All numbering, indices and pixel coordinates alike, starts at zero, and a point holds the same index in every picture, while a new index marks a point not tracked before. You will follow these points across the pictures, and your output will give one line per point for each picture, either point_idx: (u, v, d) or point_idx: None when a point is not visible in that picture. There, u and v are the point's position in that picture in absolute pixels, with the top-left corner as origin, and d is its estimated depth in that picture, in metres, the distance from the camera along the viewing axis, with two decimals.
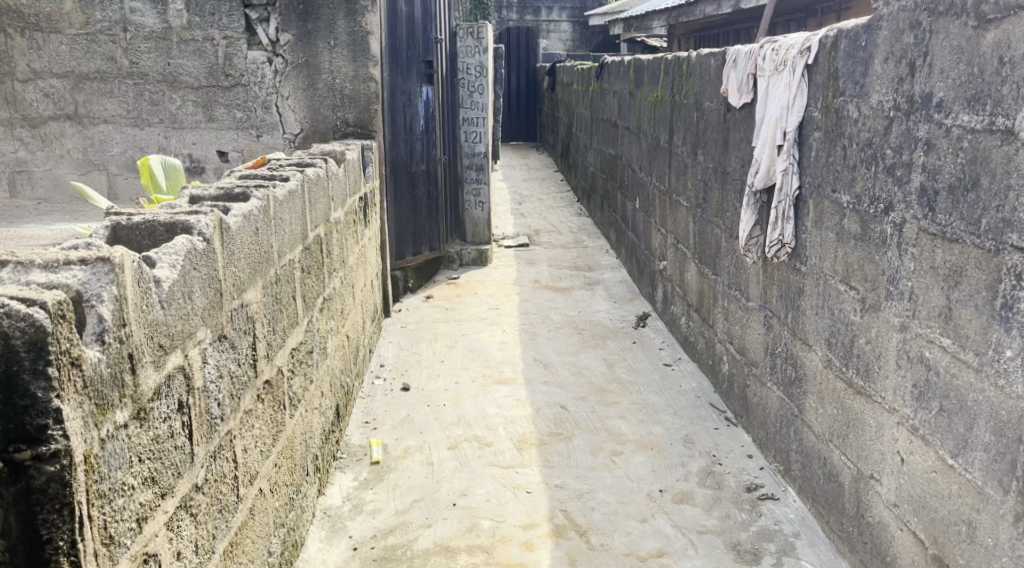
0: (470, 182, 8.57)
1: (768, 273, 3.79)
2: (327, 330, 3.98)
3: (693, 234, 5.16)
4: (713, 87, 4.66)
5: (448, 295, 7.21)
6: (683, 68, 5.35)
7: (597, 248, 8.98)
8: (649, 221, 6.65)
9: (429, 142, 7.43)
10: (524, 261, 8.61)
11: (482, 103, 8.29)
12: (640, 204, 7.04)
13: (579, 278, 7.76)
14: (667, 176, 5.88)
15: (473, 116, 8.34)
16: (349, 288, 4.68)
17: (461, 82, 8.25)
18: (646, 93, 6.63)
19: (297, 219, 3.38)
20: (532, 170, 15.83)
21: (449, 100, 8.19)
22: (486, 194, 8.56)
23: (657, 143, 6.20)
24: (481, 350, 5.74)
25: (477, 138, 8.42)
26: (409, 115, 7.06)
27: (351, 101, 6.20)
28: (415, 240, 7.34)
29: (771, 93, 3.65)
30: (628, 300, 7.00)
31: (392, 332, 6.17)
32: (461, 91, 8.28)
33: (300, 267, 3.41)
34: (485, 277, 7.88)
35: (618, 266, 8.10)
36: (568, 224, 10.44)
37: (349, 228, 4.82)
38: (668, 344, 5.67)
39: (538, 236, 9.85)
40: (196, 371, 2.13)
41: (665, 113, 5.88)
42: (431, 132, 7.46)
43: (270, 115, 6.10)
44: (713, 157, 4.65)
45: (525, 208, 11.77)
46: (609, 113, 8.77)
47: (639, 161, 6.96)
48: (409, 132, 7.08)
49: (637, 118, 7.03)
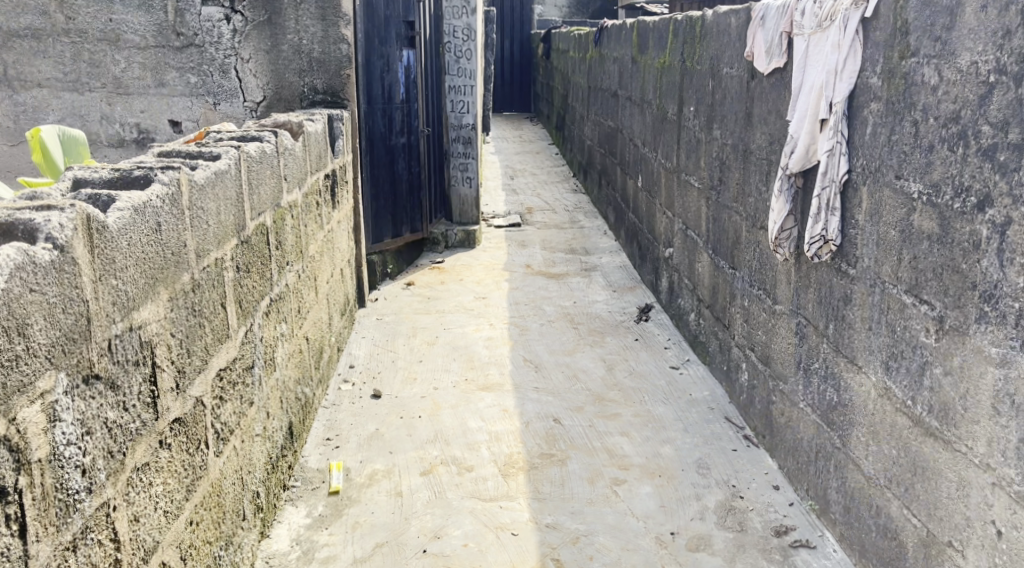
0: (458, 156, 7.91)
1: (803, 274, 3.16)
2: (276, 336, 3.36)
3: (705, 220, 4.54)
4: (733, 50, 4.02)
5: (431, 281, 6.59)
6: (696, 29, 4.70)
7: (595, 228, 8.34)
8: (653, 203, 6.02)
9: (410, 113, 6.77)
10: (516, 243, 7.97)
11: (470, 69, 7.64)
12: (643, 184, 6.40)
13: (575, 263, 7.13)
14: (674, 154, 5.25)
15: (460, 84, 7.69)
16: (308, 283, 4.06)
17: (447, 46, 7.58)
18: (651, 60, 5.97)
19: (230, 207, 2.75)
20: (526, 142, 15.15)
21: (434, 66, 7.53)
22: (475, 169, 7.91)
23: (663, 116, 5.56)
24: (464, 347, 5.13)
25: (465, 108, 7.77)
26: (387, 81, 6.41)
27: (320, 65, 5.58)
28: (395, 221, 6.70)
29: (810, 56, 3.02)
30: (629, 288, 6.38)
31: (366, 325, 5.55)
32: (447, 56, 7.61)
33: (234, 267, 2.78)
34: (472, 261, 7.25)
35: (618, 250, 7.46)
36: (563, 202, 9.80)
37: (310, 212, 4.20)
38: (674, 342, 5.06)
39: (530, 215, 9.22)
40: (34, 439, 1.50)
41: (673, 83, 5.24)
42: (413, 101, 6.81)
43: (229, 80, 5.47)
44: (732, 132, 4.01)
45: (518, 184, 11.13)
46: (610, 82, 8.08)
47: (643, 136, 6.30)
48: (387, 101, 6.42)
49: (641, 88, 6.37)
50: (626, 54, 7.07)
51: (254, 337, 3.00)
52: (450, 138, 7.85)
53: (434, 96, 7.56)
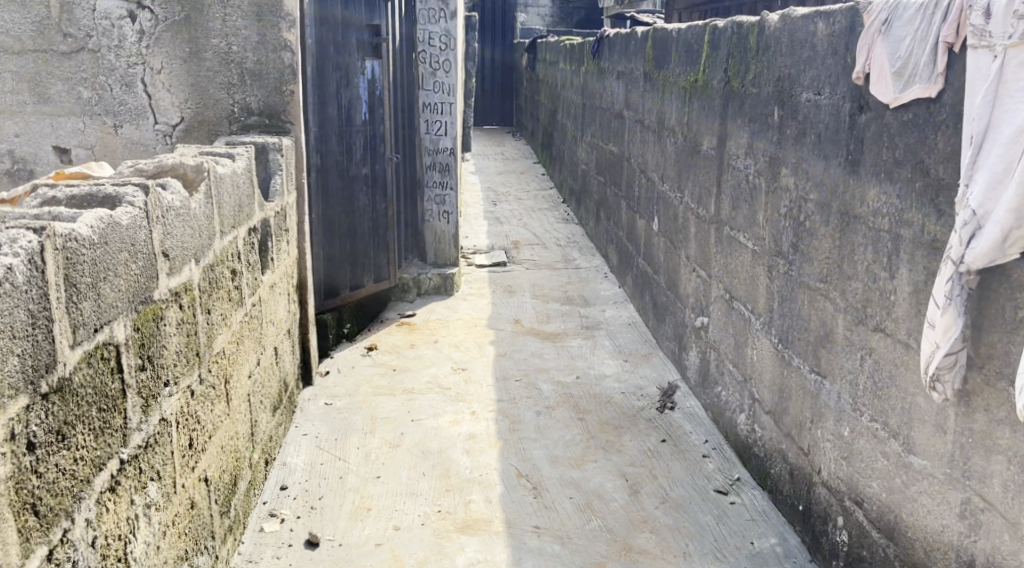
0: (433, 186, 6.69)
1: (981, 428, 1.98)
2: (137, 514, 2.13)
3: (766, 296, 3.37)
4: (819, 68, 2.85)
5: (397, 344, 5.37)
6: (752, 40, 3.53)
7: (593, 271, 7.15)
8: (676, 256, 4.84)
9: (374, 137, 5.54)
10: (501, 288, 6.77)
11: (449, 84, 6.44)
12: (661, 229, 5.23)
13: (573, 318, 5.94)
14: (713, 199, 4.06)
15: (436, 102, 6.49)
16: (212, 394, 2.83)
17: (422, 57, 6.37)
18: (676, 79, 4.79)
19: (11, 348, 1.52)
20: (508, 160, 13.98)
21: (405, 80, 6.32)
22: (453, 201, 6.70)
23: (694, 150, 4.39)
24: (436, 452, 3.91)
25: (441, 130, 6.55)
26: (345, 97, 5.19)
27: (254, 79, 4.35)
28: (354, 269, 5.46)
29: (1008, 85, 1.83)
30: (643, 355, 5.19)
31: (312, 416, 4.32)
32: (421, 68, 6.41)
33: (20, 452, 1.56)
34: (450, 315, 6.03)
35: (623, 300, 6.27)
36: (554, 235, 8.62)
37: (217, 290, 2.97)
38: (714, 448, 3.87)
39: (516, 250, 8.02)
40: None
41: (711, 108, 4.07)
42: (379, 124, 5.59)
43: (133, 96, 4.30)
44: (820, 185, 2.84)
45: (500, 211, 9.96)
46: (612, 102, 6.90)
47: (662, 171, 5.13)
48: (344, 123, 5.20)
49: (659, 111, 5.20)
50: (637, 69, 5.89)
51: (75, 549, 1.77)
52: (424, 165, 6.63)
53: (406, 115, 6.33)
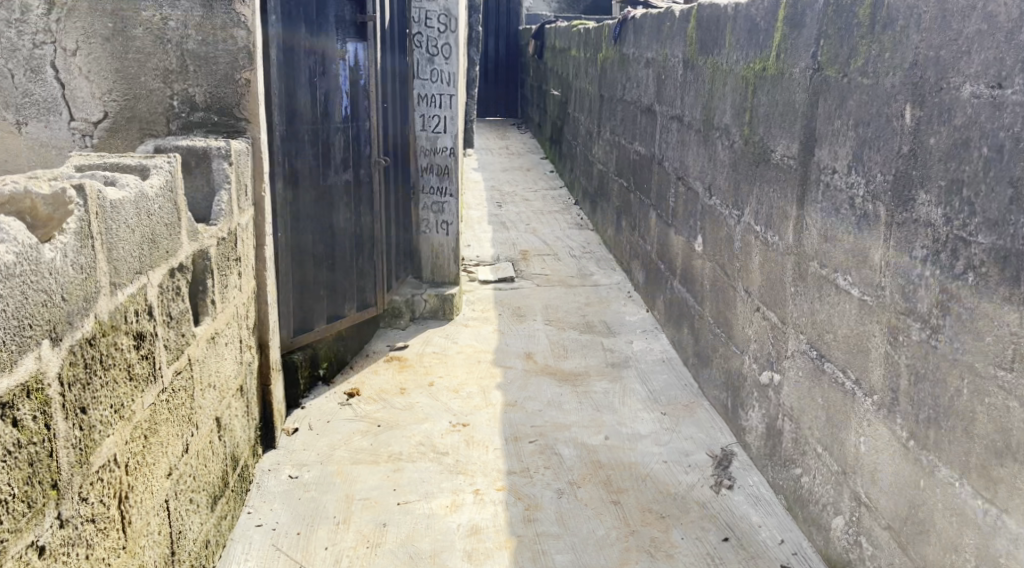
0: (429, 193, 5.73)
1: None
2: None
3: (885, 369, 2.43)
4: (1000, 48, 1.91)
5: (385, 389, 4.44)
6: (860, 13, 2.59)
7: (615, 291, 6.22)
8: (731, 288, 3.90)
9: (357, 136, 4.60)
10: (508, 311, 5.82)
11: (449, 73, 5.50)
12: (707, 251, 4.30)
13: (595, 352, 5.01)
14: (792, 224, 3.13)
15: (434, 94, 5.54)
16: (87, 534, 1.89)
17: (417, 40, 5.44)
18: (733, 67, 3.84)
19: None
20: (514, 156, 13.04)
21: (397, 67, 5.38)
22: (454, 210, 5.75)
23: (761, 158, 3.45)
24: (429, 557, 2.98)
25: (440, 127, 5.61)
26: (321, 88, 4.25)
27: (197, 63, 3.41)
28: (332, 296, 4.53)
29: None
30: (684, 406, 4.25)
31: (270, 496, 3.38)
32: (415, 55, 5.47)
33: None
34: (449, 347, 5.09)
35: (653, 329, 5.34)
36: (567, 244, 7.69)
37: (107, 371, 2.02)
38: (795, 555, 2.94)
39: (525, 263, 7.08)
40: None
41: (790, 105, 3.13)
42: (364, 120, 4.64)
43: (41, 85, 3.38)
44: (1000, 225, 1.90)
45: (507, 215, 9.04)
46: (640, 96, 5.95)
47: (710, 180, 4.19)
48: (319, 120, 4.26)
49: (708, 107, 4.26)
50: (674, 55, 4.94)
51: None
52: (419, 168, 5.68)
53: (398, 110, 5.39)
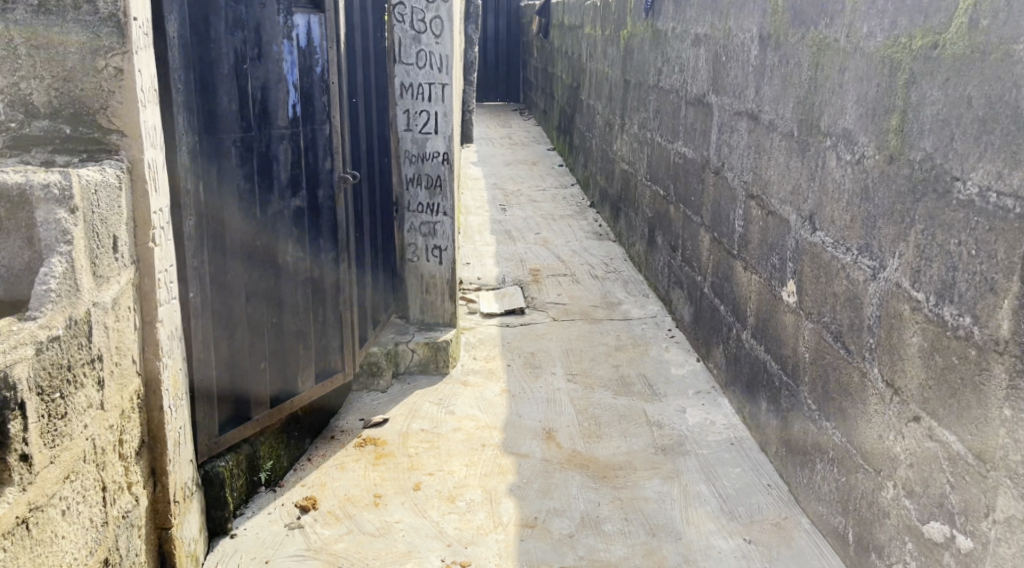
0: (416, 210, 4.48)
1: None
2: None
3: None
4: None
5: (354, 497, 3.20)
6: None
7: (653, 328, 4.99)
8: (854, 371, 2.66)
9: (311, 145, 3.34)
10: (519, 360, 4.58)
11: (442, 57, 4.28)
12: (804, 306, 3.06)
13: (638, 428, 3.78)
14: (1008, 304, 1.88)
15: (423, 84, 4.32)
16: None
17: (402, 15, 4.22)
18: (861, 43, 2.59)
19: None
20: (517, 147, 11.77)
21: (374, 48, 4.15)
22: (448, 232, 4.49)
23: (928, 187, 2.20)
24: None
25: (430, 126, 4.37)
26: (255, 79, 2.99)
27: (34, 42, 2.17)
28: (278, 367, 3.26)
29: None
30: (774, 524, 3.02)
31: None
32: (397, 34, 4.25)
33: None
34: (443, 420, 3.85)
35: (710, 390, 4.11)
36: (586, 260, 6.46)
37: None
38: None
39: (537, 288, 5.84)
40: None
41: (1005, 106, 1.89)
42: (322, 123, 3.38)
43: None
44: None
45: (512, 221, 7.80)
46: (686, 84, 4.69)
47: (814, 207, 2.95)
48: (253, 124, 3.00)
49: (807, 102, 3.01)
50: (744, 30, 3.70)
51: None
52: (403, 178, 4.44)
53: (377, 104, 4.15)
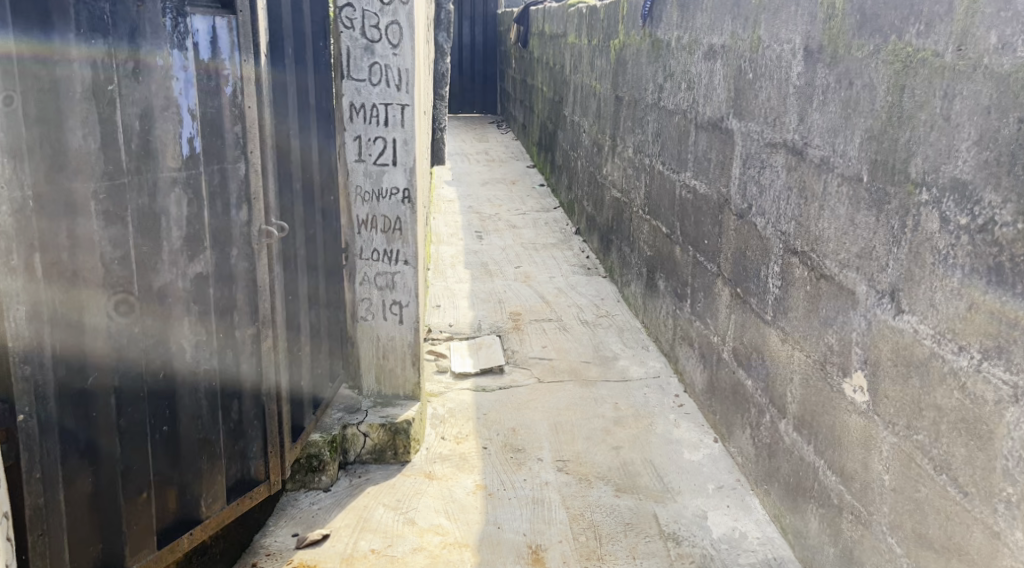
0: (370, 258, 3.66)
1: None
2: None
3: None
4: None
5: None
6: None
7: (657, 392, 4.19)
8: (975, 522, 1.87)
9: (219, 190, 2.52)
10: (499, 439, 3.76)
11: (401, 72, 3.52)
12: (883, 410, 2.26)
13: (649, 543, 2.97)
14: None
15: (378, 105, 3.54)
16: None
17: (353, 20, 3.47)
18: (987, 58, 1.83)
19: None
20: (495, 164, 10.99)
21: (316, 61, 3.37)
22: (410, 285, 3.68)
23: None
24: None
25: (387, 156, 3.58)
26: (132, 104, 2.17)
27: None
28: (171, 489, 2.42)
29: None
30: None
31: None
32: (347, 44, 3.49)
33: None
34: (403, 533, 3.02)
35: (734, 485, 3.31)
36: (574, 301, 5.66)
37: None
38: None
39: (519, 338, 5.04)
40: None
41: None
42: (235, 160, 2.57)
43: None
44: None
45: (490, 251, 7.00)
46: (697, 105, 3.93)
47: (900, 280, 2.16)
48: (128, 166, 2.17)
49: (884, 136, 2.24)
50: (780, 39, 2.94)
51: None
52: (355, 219, 3.63)
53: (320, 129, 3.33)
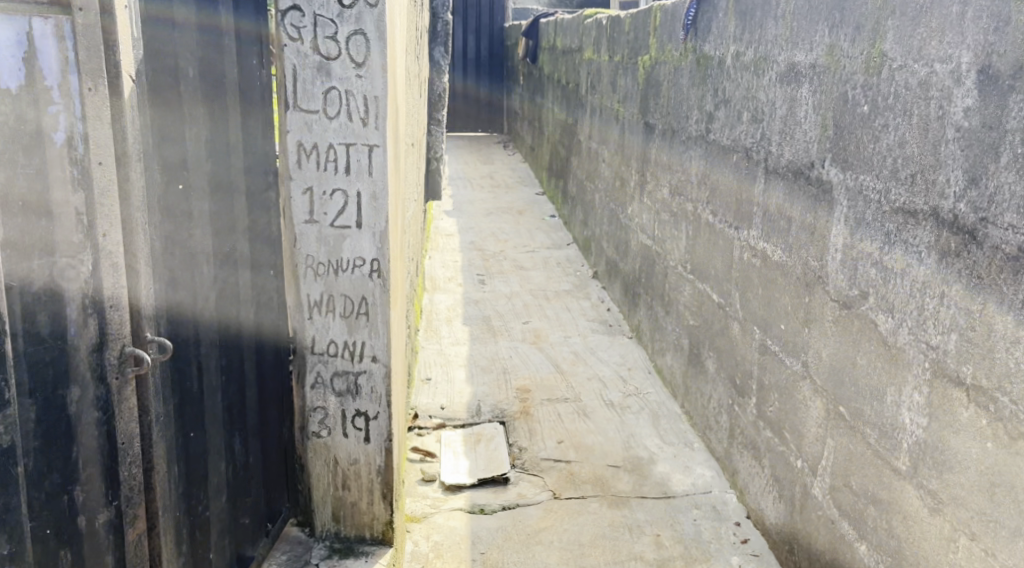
0: (325, 353, 2.69)
1: None
2: None
3: None
4: None
5: None
6: None
7: (712, 519, 3.22)
8: None
9: (44, 301, 1.53)
10: None
11: (369, 101, 2.56)
12: None
13: None
14: None
15: (336, 146, 2.59)
16: None
17: (302, 31, 2.52)
18: None
19: None
20: (501, 190, 10.04)
21: (250, 87, 2.42)
22: (381, 391, 2.70)
23: None
24: None
25: (349, 216, 2.62)
26: None
27: None
28: None
29: None
30: None
31: None
32: (294, 62, 2.54)
33: None
34: None
35: None
36: (596, 372, 4.68)
37: None
38: None
39: (529, 425, 4.05)
40: None
41: None
42: (76, 251, 1.58)
43: None
44: None
45: (495, 300, 6.03)
46: (771, 142, 2.96)
47: None
48: None
49: None
50: (923, 57, 1.97)
51: None
52: (305, 301, 2.67)
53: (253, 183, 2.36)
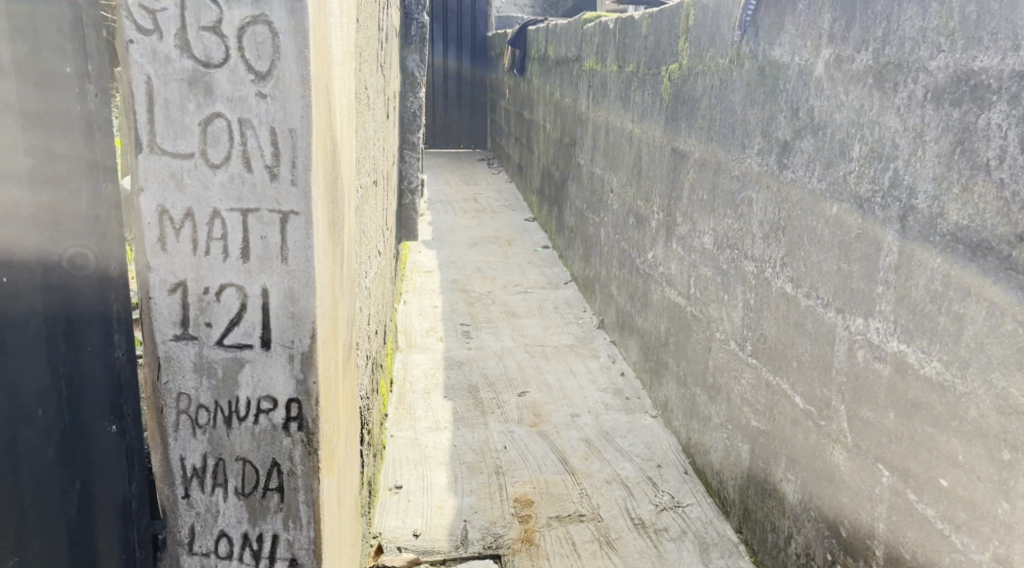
0: (211, 552, 1.64)
1: None
2: None
3: None
4: None
5: None
6: None
7: None
8: None
9: None
10: None
11: (280, 137, 1.50)
12: None
13: None
14: None
15: (226, 213, 1.52)
16: None
17: (160, 16, 1.43)
18: None
19: None
20: (486, 215, 8.98)
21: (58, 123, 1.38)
22: None
23: None
24: None
25: (249, 329, 1.56)
26: None
27: None
28: None
29: None
30: None
31: None
32: (146, 72, 1.45)
33: None
34: None
35: None
36: (615, 470, 3.64)
37: None
38: None
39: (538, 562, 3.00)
40: None
41: None
42: None
43: None
44: None
45: (483, 361, 4.97)
46: (915, 193, 1.94)
47: None
48: None
49: None
50: None
51: None
52: (174, 469, 1.60)
53: (0, 297, 1.38)
